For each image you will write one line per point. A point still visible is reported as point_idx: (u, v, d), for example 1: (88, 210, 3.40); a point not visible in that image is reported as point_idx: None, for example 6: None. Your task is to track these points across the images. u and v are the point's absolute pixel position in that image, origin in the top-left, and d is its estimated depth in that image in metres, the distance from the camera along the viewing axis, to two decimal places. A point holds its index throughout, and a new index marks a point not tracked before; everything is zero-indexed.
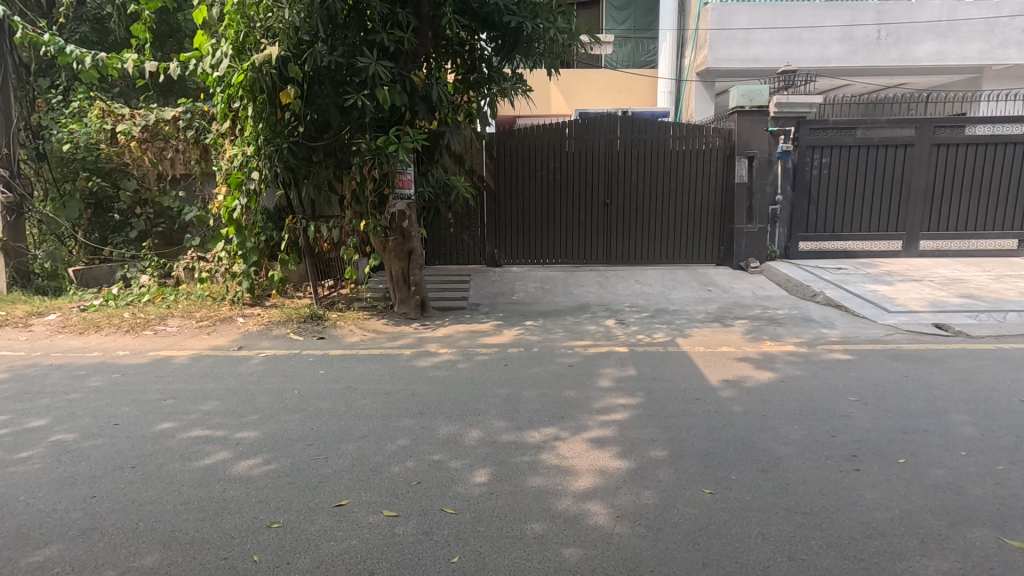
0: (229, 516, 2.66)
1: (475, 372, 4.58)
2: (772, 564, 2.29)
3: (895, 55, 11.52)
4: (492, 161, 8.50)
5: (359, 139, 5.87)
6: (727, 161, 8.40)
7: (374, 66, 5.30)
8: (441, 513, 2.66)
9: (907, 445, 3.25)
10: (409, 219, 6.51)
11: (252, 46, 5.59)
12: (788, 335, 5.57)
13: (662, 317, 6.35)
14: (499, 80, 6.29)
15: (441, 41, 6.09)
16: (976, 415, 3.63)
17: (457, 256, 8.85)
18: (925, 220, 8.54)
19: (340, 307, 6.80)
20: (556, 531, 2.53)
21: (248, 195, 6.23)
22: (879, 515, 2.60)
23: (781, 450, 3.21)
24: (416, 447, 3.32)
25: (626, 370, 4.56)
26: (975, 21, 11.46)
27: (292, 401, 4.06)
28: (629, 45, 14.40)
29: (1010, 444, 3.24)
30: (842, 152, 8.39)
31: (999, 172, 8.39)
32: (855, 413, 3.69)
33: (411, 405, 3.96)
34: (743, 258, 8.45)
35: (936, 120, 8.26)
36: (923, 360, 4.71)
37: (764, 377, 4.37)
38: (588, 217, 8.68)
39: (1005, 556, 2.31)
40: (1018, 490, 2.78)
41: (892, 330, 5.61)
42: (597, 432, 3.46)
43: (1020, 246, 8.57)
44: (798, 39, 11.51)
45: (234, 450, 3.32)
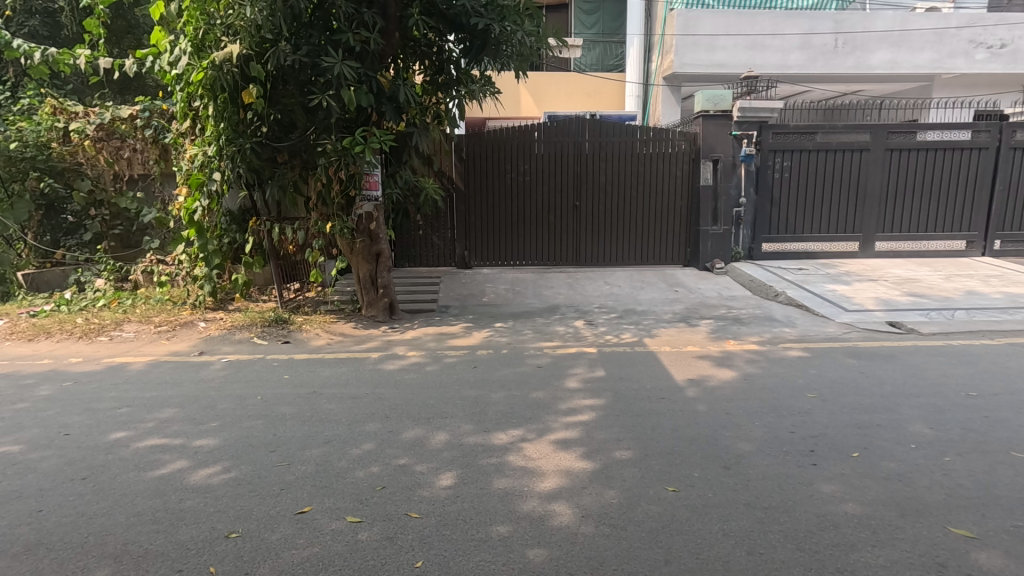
0: (185, 527, 2.58)
1: (443, 375, 4.56)
2: (732, 559, 2.34)
3: (852, 63, 11.93)
4: (461, 163, 8.50)
5: (325, 140, 5.76)
6: (692, 165, 8.58)
7: (339, 66, 5.20)
8: (405, 518, 2.64)
9: (862, 440, 3.37)
10: (376, 220, 6.47)
11: (212, 44, 5.45)
12: (750, 334, 5.71)
13: (630, 317, 6.43)
14: (467, 82, 6.25)
15: (408, 42, 6.06)
16: (926, 409, 3.78)
17: (427, 259, 8.84)
18: (880, 221, 8.87)
19: (306, 310, 6.70)
20: (521, 532, 2.54)
21: (209, 197, 6.08)
22: (833, 508, 2.68)
23: (742, 447, 3.29)
24: (382, 452, 3.28)
25: (595, 371, 4.60)
26: (926, 31, 11.92)
27: (255, 407, 3.97)
28: (598, 49, 14.69)
29: (957, 436, 3.39)
30: (802, 156, 8.64)
31: (949, 176, 8.76)
32: (813, 409, 3.81)
33: (378, 409, 3.91)
34: (708, 259, 8.63)
35: (889, 126, 8.58)
36: (878, 357, 4.89)
37: (727, 376, 4.46)
38: (557, 219, 8.74)
39: (951, 545, 2.41)
40: (964, 480, 2.91)
41: (849, 329, 5.80)
42: (563, 433, 3.48)
43: (969, 247, 8.96)
44: (761, 45, 11.84)
45: (192, 458, 3.22)
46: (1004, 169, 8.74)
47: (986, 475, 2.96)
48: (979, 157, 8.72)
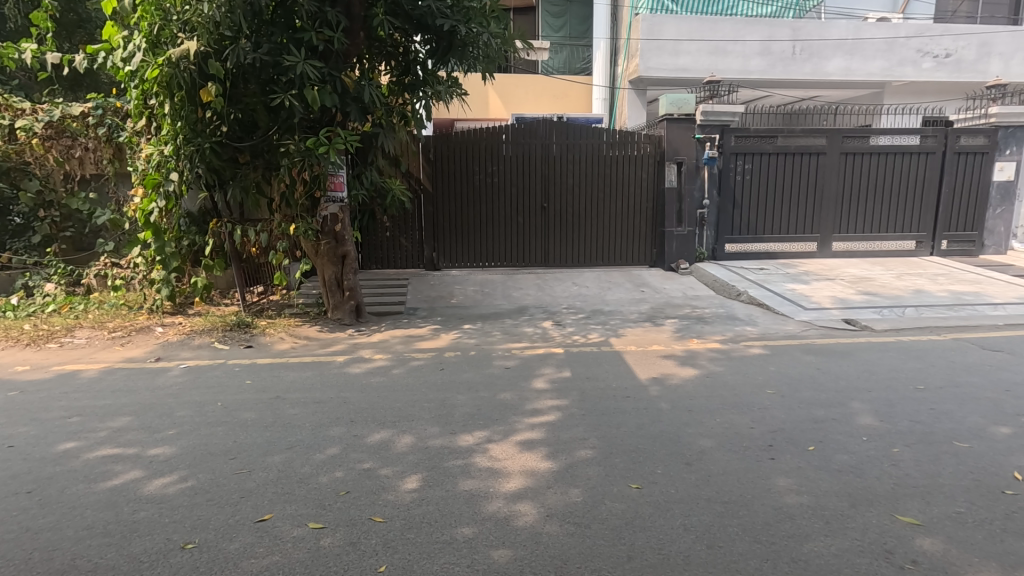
0: (138, 538, 2.50)
1: (410, 378, 4.52)
2: (692, 553, 2.39)
3: (809, 69, 12.34)
4: (429, 164, 8.48)
5: (287, 140, 5.65)
6: (657, 168, 8.72)
7: (302, 65, 5.11)
8: (369, 522, 2.61)
9: (817, 433, 3.49)
10: (342, 221, 6.38)
11: (168, 40, 5.29)
12: (712, 332, 5.85)
13: (597, 317, 6.51)
14: (434, 83, 6.16)
15: (373, 42, 6.00)
16: (877, 403, 3.94)
17: (395, 261, 8.78)
18: (836, 223, 9.20)
19: (270, 313, 6.56)
20: (486, 533, 2.54)
21: (166, 197, 5.91)
22: (788, 499, 2.78)
23: (704, 443, 3.36)
24: (346, 456, 3.25)
25: (562, 371, 4.65)
26: (877, 40, 12.40)
27: (214, 413, 3.86)
28: (565, 52, 14.85)
29: (905, 428, 3.55)
30: (762, 159, 8.89)
31: (900, 178, 9.14)
32: (771, 405, 3.92)
33: (342, 412, 3.86)
34: (673, 260, 8.79)
35: (844, 130, 8.90)
36: (833, 354, 5.07)
37: (690, 374, 4.56)
38: (526, 221, 8.78)
39: (898, 532, 2.51)
40: (911, 470, 3.04)
41: (807, 327, 5.99)
42: (528, 434, 3.50)
43: (918, 247, 9.38)
44: (722, 51, 12.13)
45: (147, 468, 3.12)
46: (950, 173, 9.18)
47: (930, 464, 3.10)
48: (927, 161, 9.13)
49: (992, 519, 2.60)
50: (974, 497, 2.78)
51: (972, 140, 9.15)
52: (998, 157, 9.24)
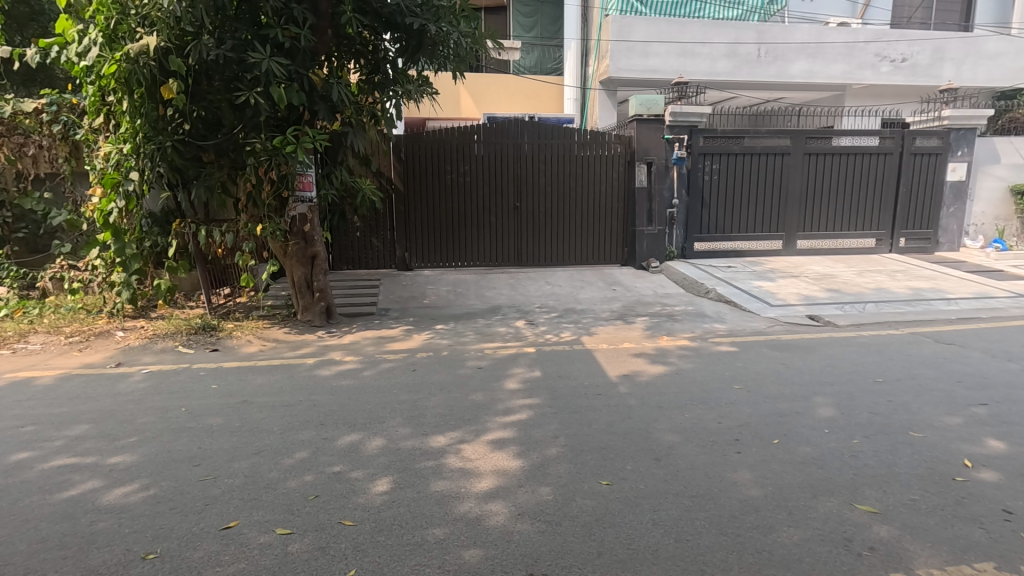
0: (97, 550, 2.42)
1: (381, 379, 4.48)
2: (660, 547, 2.43)
3: (774, 72, 12.64)
4: (400, 163, 8.43)
5: (253, 139, 5.52)
6: (628, 167, 8.82)
7: (267, 62, 5.00)
8: (339, 526, 2.58)
9: (781, 427, 3.58)
10: (311, 221, 6.28)
11: (126, 35, 5.11)
12: (682, 330, 5.95)
13: (570, 316, 6.55)
14: (404, 82, 6.11)
15: (342, 40, 5.88)
16: (838, 396, 4.07)
17: (366, 261, 8.71)
18: (801, 221, 9.46)
19: (237, 316, 6.42)
20: (457, 533, 2.54)
21: (127, 198, 5.74)
22: (753, 491, 2.85)
23: (672, 439, 3.42)
24: (316, 460, 3.20)
25: (533, 370, 4.66)
26: (838, 44, 12.77)
27: (178, 419, 3.76)
28: (536, 52, 14.89)
29: (864, 420, 3.67)
30: (729, 159, 9.08)
31: (860, 178, 9.44)
32: (738, 400, 4.01)
33: (312, 416, 3.80)
34: (644, 259, 8.91)
35: (807, 132, 9.15)
36: (797, 349, 5.22)
37: (660, 370, 4.64)
38: (498, 220, 8.78)
39: (856, 520, 2.60)
40: (869, 460, 3.15)
41: (772, 323, 6.15)
42: (499, 433, 3.51)
43: (878, 244, 9.71)
44: (690, 53, 12.34)
45: (106, 477, 3.02)
46: (907, 174, 9.53)
47: (888, 454, 3.21)
48: (885, 161, 9.45)
49: (944, 505, 2.72)
50: (928, 485, 2.90)
51: (927, 142, 9.52)
52: (950, 158, 9.63)
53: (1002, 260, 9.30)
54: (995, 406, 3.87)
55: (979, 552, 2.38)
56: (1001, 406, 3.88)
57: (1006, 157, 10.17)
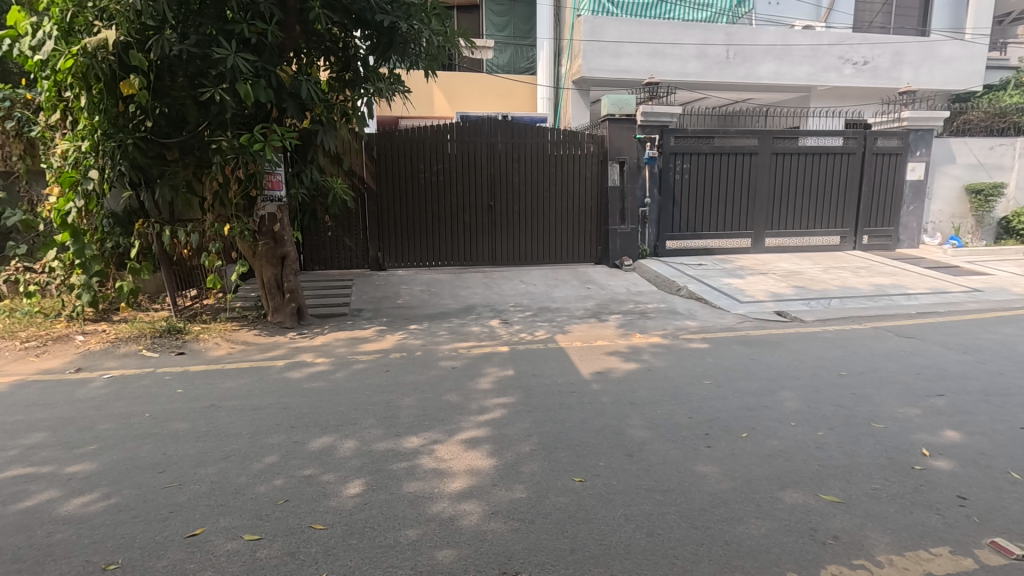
0: (54, 563, 2.33)
1: (354, 381, 4.43)
2: (632, 542, 2.46)
3: (742, 73, 12.90)
4: (372, 162, 8.34)
5: (219, 137, 5.38)
6: (600, 166, 8.89)
7: (233, 58, 4.88)
8: (309, 530, 2.55)
9: (750, 421, 3.66)
10: (281, 221, 6.16)
11: (83, 28, 4.92)
12: (654, 327, 6.03)
13: (544, 315, 6.58)
14: (375, 80, 6.05)
15: (311, 36, 5.78)
16: (805, 390, 4.18)
17: (338, 261, 8.60)
18: (768, 220, 9.67)
19: (204, 318, 6.27)
20: (430, 534, 2.53)
21: (86, 197, 5.55)
22: (722, 484, 2.91)
23: (644, 435, 3.46)
24: (286, 463, 3.14)
25: (507, 369, 4.66)
26: (803, 47, 13.10)
27: (141, 425, 3.64)
28: (509, 51, 14.89)
29: (829, 412, 3.78)
30: (700, 158, 9.23)
31: (825, 177, 9.69)
32: (709, 395, 4.08)
33: (282, 419, 3.73)
34: (617, 257, 9.00)
35: (774, 132, 9.36)
36: (765, 344, 5.34)
37: (632, 368, 4.69)
38: (472, 219, 8.75)
39: (821, 510, 2.68)
40: (834, 451, 3.25)
41: (742, 319, 6.28)
42: (473, 432, 3.51)
43: (842, 242, 10.00)
44: (662, 54, 12.49)
45: (64, 487, 2.91)
46: (869, 173, 9.83)
47: (851, 445, 3.31)
48: (848, 161, 9.73)
49: (903, 493, 2.81)
50: (889, 474, 2.99)
51: (887, 142, 9.84)
52: (910, 158, 9.97)
53: (959, 256, 9.67)
54: (951, 396, 4.03)
55: (936, 537, 2.47)
56: (957, 396, 4.04)
57: (961, 157, 10.57)
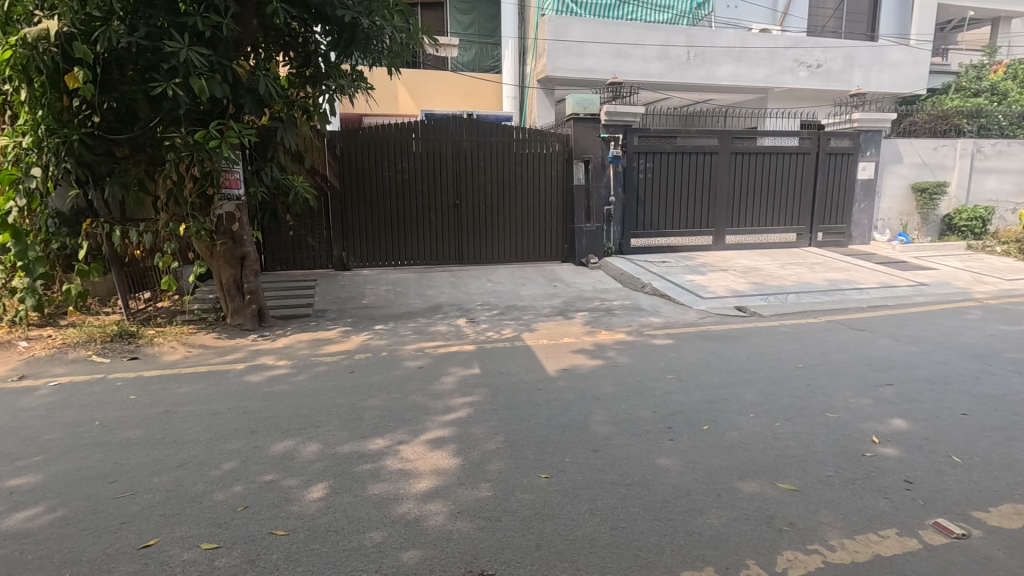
0: None
1: (317, 383, 4.35)
2: (597, 536, 2.49)
3: (702, 74, 13.18)
4: (335, 161, 8.19)
5: (173, 133, 5.19)
6: (565, 165, 8.97)
7: (186, 52, 4.70)
8: (270, 537, 2.49)
9: (711, 414, 3.75)
10: (239, 221, 5.98)
11: (22, 18, 4.68)
12: (619, 324, 6.12)
13: (511, 313, 6.59)
14: (337, 77, 5.96)
15: (269, 31, 5.64)
16: (764, 382, 4.31)
17: (301, 261, 8.43)
18: (729, 218, 9.93)
19: (159, 321, 6.04)
20: (395, 536, 2.50)
21: (28, 195, 5.29)
22: (684, 476, 2.97)
23: (608, 430, 3.50)
24: (245, 469, 3.06)
25: (473, 368, 4.66)
26: (760, 50, 13.47)
27: (91, 434, 3.49)
28: (474, 49, 14.84)
29: (785, 403, 3.91)
30: (663, 158, 9.40)
31: (782, 176, 10.00)
32: (672, 390, 4.17)
33: (242, 424, 3.63)
34: (583, 255, 9.08)
35: (733, 133, 9.60)
36: (726, 339, 5.48)
37: (597, 364, 4.75)
38: (437, 218, 8.69)
39: (777, 498, 2.77)
40: (790, 441, 3.36)
41: (704, 315, 6.44)
42: (438, 432, 3.49)
43: (799, 239, 10.33)
44: (625, 54, 12.66)
45: (6, 502, 2.76)
46: (823, 173, 10.19)
47: (806, 435, 3.43)
48: (803, 161, 10.07)
49: (854, 479, 2.93)
50: (841, 461, 3.12)
51: (840, 142, 10.24)
52: (860, 158, 10.38)
53: (906, 252, 10.12)
54: (898, 386, 4.22)
55: (884, 520, 2.58)
56: (903, 385, 4.24)
57: (908, 157, 11.08)
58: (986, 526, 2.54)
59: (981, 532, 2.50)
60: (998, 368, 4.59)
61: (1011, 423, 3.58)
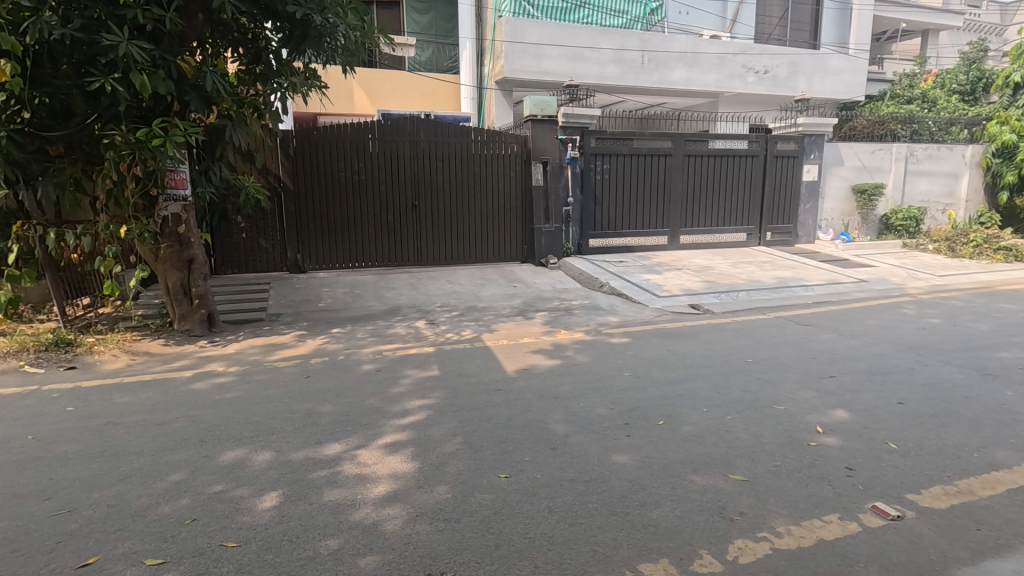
0: None
1: (271, 389, 4.23)
2: (556, 533, 2.51)
3: (656, 78, 13.51)
4: (288, 160, 7.99)
5: (112, 131, 4.94)
6: (524, 167, 9.01)
7: (124, 46, 4.45)
8: (221, 549, 2.40)
9: (666, 409, 3.84)
10: (186, 222, 5.76)
11: None
12: (578, 323, 6.20)
13: (471, 314, 6.58)
14: (288, 75, 5.80)
15: (216, 26, 5.44)
16: (716, 377, 4.45)
17: (253, 264, 8.18)
18: (683, 218, 10.20)
19: (99, 328, 5.75)
20: (352, 543, 2.45)
21: None
22: (639, 471, 3.04)
23: (567, 428, 3.54)
24: (193, 480, 2.95)
25: (432, 370, 4.63)
26: (711, 55, 13.89)
27: (22, 450, 3.28)
28: (431, 49, 14.68)
29: (737, 397, 4.05)
30: (619, 159, 9.58)
31: (732, 178, 10.35)
32: (629, 387, 4.25)
33: (190, 433, 3.49)
34: (543, 256, 9.15)
35: (686, 135, 9.87)
36: (681, 336, 5.63)
37: (556, 363, 4.80)
38: (396, 219, 8.59)
39: (729, 490, 2.85)
40: (741, 433, 3.48)
41: (660, 313, 6.59)
42: (395, 436, 3.45)
43: (749, 238, 10.72)
44: (581, 57, 12.83)
45: None
46: (770, 175, 10.60)
47: (755, 427, 3.57)
48: (752, 163, 10.44)
49: (800, 468, 3.07)
50: (788, 451, 3.25)
51: (785, 146, 10.68)
52: (805, 160, 10.85)
53: (848, 250, 10.64)
54: (840, 378, 4.44)
55: (828, 506, 2.71)
56: (844, 377, 4.46)
57: (848, 160, 11.66)
58: (919, 507, 2.70)
59: (914, 513, 2.66)
60: (929, 358, 4.89)
61: (941, 410, 3.82)
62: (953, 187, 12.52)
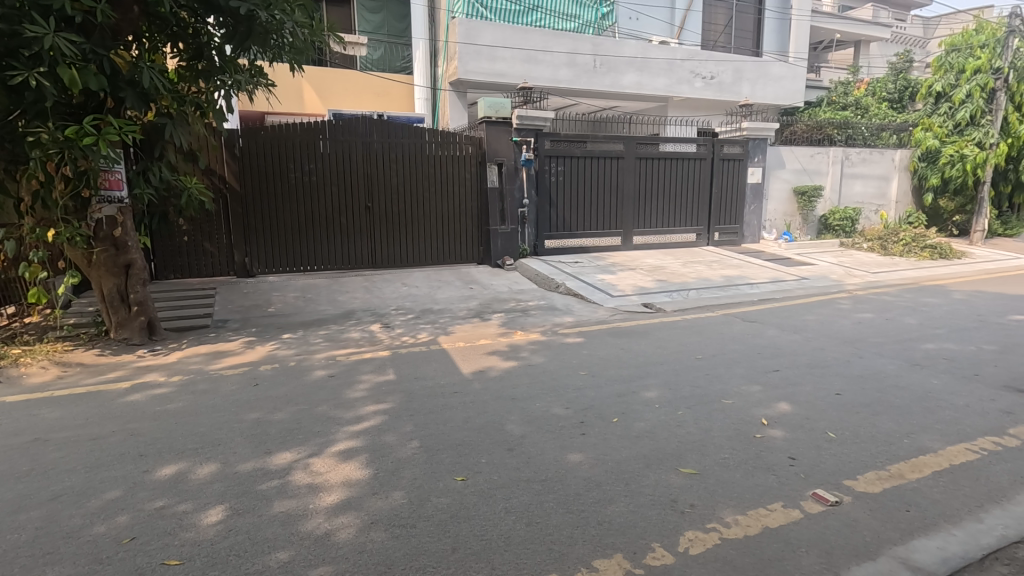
0: None
1: (217, 398, 4.07)
2: (513, 533, 2.52)
3: (608, 82, 13.74)
4: (234, 161, 7.72)
5: (38, 128, 4.61)
6: (479, 168, 9.00)
7: (50, 38, 4.16)
8: (162, 568, 2.29)
9: (620, 407, 3.92)
10: (123, 225, 5.48)
11: None
12: (534, 324, 6.24)
13: (427, 317, 6.52)
14: (233, 72, 5.58)
15: (153, 20, 5.20)
16: (668, 374, 4.56)
17: (197, 269, 7.85)
18: (635, 219, 10.42)
19: (25, 338, 5.37)
20: (303, 554, 2.39)
21: None
22: (595, 468, 3.08)
23: (524, 429, 3.56)
24: (132, 497, 2.80)
25: (387, 374, 4.56)
26: (660, 60, 14.25)
27: None
28: (383, 49, 14.36)
29: (687, 393, 4.16)
30: (573, 162, 9.71)
31: (681, 180, 10.65)
32: (584, 386, 4.31)
33: (128, 447, 3.31)
34: (499, 257, 9.15)
35: (638, 138, 10.09)
36: (635, 334, 5.76)
37: (512, 364, 4.81)
38: (349, 221, 8.41)
39: (680, 484, 2.93)
40: (691, 428, 3.59)
41: (614, 312, 6.72)
42: (349, 443, 3.37)
43: (698, 238, 11.06)
44: (535, 59, 12.92)
45: None
46: (717, 177, 10.96)
47: (705, 421, 3.68)
48: (700, 166, 10.78)
49: (747, 460, 3.18)
50: (735, 443, 3.37)
51: (731, 149, 11.07)
52: (750, 163, 11.26)
53: (790, 250, 11.13)
54: (783, 371, 4.63)
55: (772, 495, 2.83)
56: (788, 370, 4.66)
57: (789, 164, 12.19)
58: (855, 492, 2.85)
59: (851, 498, 2.80)
60: (864, 351, 5.18)
61: (874, 399, 4.05)
62: (885, 189, 13.28)
